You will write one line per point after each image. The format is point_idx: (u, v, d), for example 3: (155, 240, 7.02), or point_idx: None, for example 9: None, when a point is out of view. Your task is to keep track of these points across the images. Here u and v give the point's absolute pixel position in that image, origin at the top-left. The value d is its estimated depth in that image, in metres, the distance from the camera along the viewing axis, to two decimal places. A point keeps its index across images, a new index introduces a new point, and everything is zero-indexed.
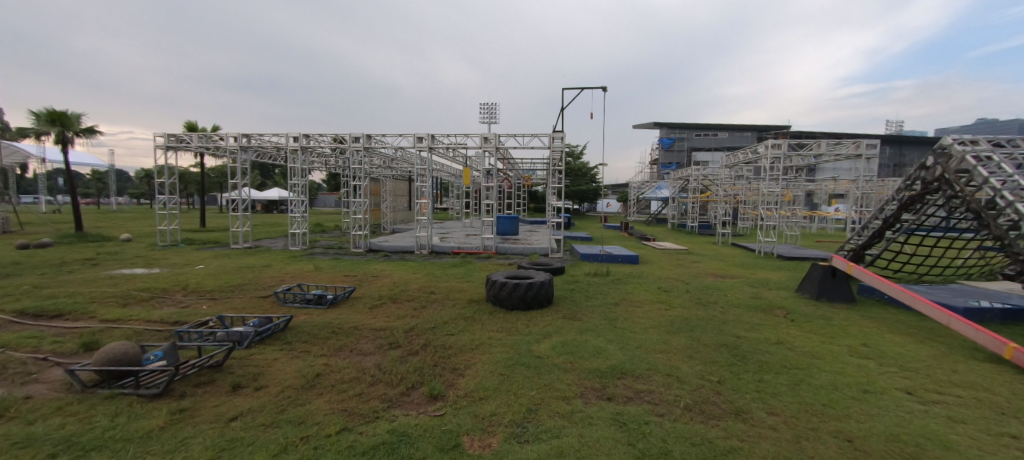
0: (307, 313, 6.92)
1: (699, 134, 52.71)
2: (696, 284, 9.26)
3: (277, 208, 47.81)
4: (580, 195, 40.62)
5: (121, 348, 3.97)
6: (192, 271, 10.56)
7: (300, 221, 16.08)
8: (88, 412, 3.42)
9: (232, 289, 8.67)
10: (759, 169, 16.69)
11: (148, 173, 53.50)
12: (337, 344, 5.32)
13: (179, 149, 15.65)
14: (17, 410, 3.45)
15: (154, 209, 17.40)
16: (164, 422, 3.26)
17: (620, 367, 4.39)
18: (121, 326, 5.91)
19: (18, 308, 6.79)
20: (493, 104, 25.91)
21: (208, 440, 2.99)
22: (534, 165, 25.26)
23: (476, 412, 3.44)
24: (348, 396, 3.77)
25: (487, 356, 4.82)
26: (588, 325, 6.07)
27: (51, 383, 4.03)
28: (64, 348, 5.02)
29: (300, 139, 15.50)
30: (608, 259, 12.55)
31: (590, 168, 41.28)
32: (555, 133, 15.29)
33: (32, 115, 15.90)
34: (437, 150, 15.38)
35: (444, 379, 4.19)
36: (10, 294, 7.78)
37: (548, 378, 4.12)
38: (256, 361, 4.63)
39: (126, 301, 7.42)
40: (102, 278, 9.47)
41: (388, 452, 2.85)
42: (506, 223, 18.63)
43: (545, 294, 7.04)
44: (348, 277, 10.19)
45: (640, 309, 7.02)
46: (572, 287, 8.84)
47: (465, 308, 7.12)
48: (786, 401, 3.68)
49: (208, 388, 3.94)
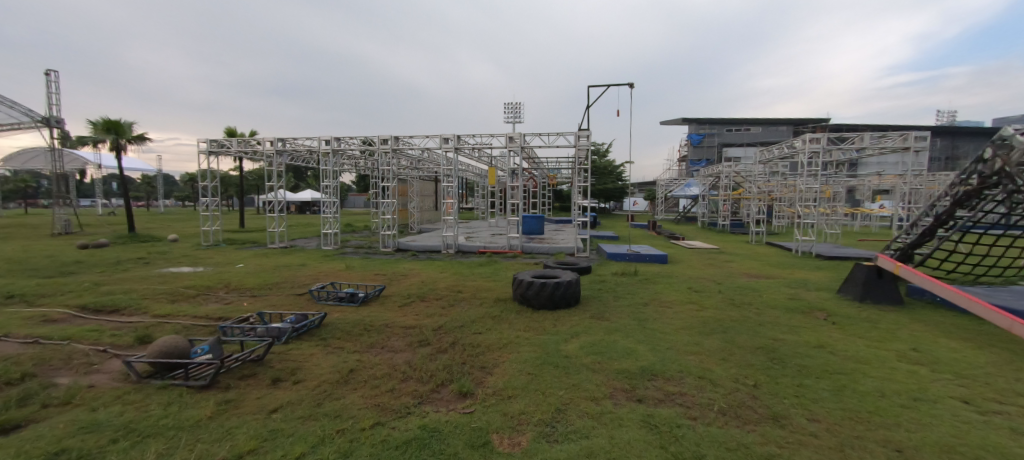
0: (339, 311, 7.14)
1: (730, 129, 51.00)
2: (729, 284, 8.98)
3: (310, 209, 49.47)
4: (606, 194, 40.17)
5: (172, 342, 4.24)
6: (233, 270, 11.08)
7: (332, 222, 16.61)
8: (144, 401, 3.67)
9: (269, 287, 9.05)
10: (796, 165, 15.94)
11: (192, 177, 56.97)
12: (370, 340, 5.48)
13: (220, 154, 16.45)
14: (83, 397, 3.75)
15: (198, 210, 18.36)
16: (211, 412, 3.44)
17: (650, 369, 4.31)
18: (170, 321, 6.29)
19: (82, 303, 7.34)
20: (517, 104, 25.91)
21: (252, 430, 3.14)
22: (558, 163, 24.96)
23: (505, 410, 3.46)
24: (380, 392, 3.88)
25: (516, 355, 4.84)
26: (616, 325, 5.99)
27: (111, 373, 4.34)
28: (121, 341, 5.40)
29: (331, 142, 16.06)
30: (636, 258, 12.31)
31: (615, 167, 40.67)
32: (581, 131, 15.14)
33: (91, 124, 17.10)
34: (463, 150, 15.52)
35: (473, 376, 4.24)
36: (73, 290, 8.42)
37: (576, 378, 4.09)
38: (294, 356, 4.83)
39: (175, 297, 7.89)
40: (153, 276, 10.11)
41: (420, 448, 2.90)
42: (531, 222, 18.58)
43: (572, 294, 7.01)
44: (378, 276, 10.44)
45: (671, 309, 6.88)
46: (599, 286, 8.76)
47: (493, 307, 7.17)
48: (829, 407, 3.51)
49: (250, 381, 4.14)
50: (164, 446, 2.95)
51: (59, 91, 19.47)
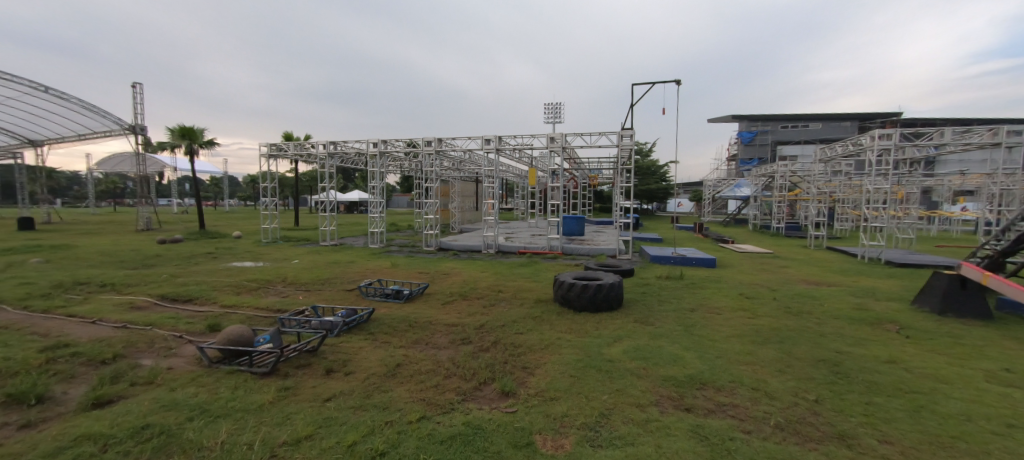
0: (386, 307, 7.40)
1: (785, 126, 47.93)
2: (785, 291, 8.42)
3: (358, 208, 51.81)
4: (649, 194, 39.03)
5: (238, 331, 4.60)
6: (289, 265, 11.81)
7: (378, 221, 17.32)
8: (215, 384, 4.00)
9: (321, 282, 9.56)
10: (862, 163, 14.66)
11: (253, 179, 61.48)
12: (415, 337, 5.65)
13: (279, 157, 17.61)
14: (164, 378, 4.14)
15: (259, 210, 19.75)
16: (273, 398, 3.69)
17: (699, 377, 4.14)
18: (236, 311, 6.82)
19: (162, 292, 8.12)
20: (557, 104, 25.72)
21: (309, 417, 3.34)
22: (600, 163, 24.51)
23: (548, 411, 3.45)
24: (425, 387, 3.98)
25: (558, 357, 4.81)
26: (662, 330, 5.80)
27: (187, 357, 4.78)
28: (194, 328, 5.92)
29: (378, 144, 16.74)
30: (683, 261, 11.84)
31: (659, 167, 39.41)
32: (623, 130, 14.79)
33: (169, 131, 18.89)
34: (504, 151, 15.63)
35: (515, 376, 4.25)
36: (154, 280, 9.34)
37: (620, 383, 4.00)
38: (345, 349, 5.08)
39: (240, 290, 8.55)
40: (221, 269, 11.00)
41: (464, 444, 2.95)
42: (571, 223, 18.40)
43: (615, 296, 6.86)
44: (421, 274, 10.74)
45: (720, 316, 6.55)
46: (643, 289, 8.52)
47: (534, 307, 7.17)
48: (904, 429, 3.21)
49: (307, 370, 4.40)
50: (233, 427, 3.19)
51: (142, 102, 21.61)
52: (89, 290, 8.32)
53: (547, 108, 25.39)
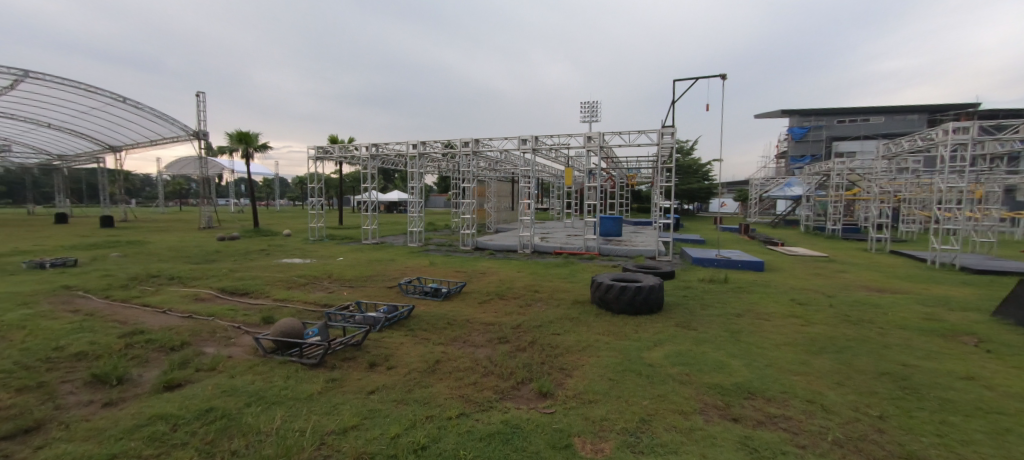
0: (425, 304, 7.59)
1: (842, 121, 44.68)
2: (842, 298, 7.85)
3: (398, 208, 53.44)
4: (690, 194, 37.64)
5: (290, 324, 4.87)
6: (334, 262, 12.37)
7: (417, 220, 17.79)
8: (270, 373, 4.25)
9: (364, 279, 9.93)
10: (933, 160, 13.39)
11: (301, 180, 64.94)
12: (453, 334, 5.76)
13: (325, 159, 18.49)
14: (225, 365, 4.46)
15: (307, 209, 20.83)
16: (322, 388, 3.87)
17: (747, 386, 3.94)
18: (287, 305, 7.24)
19: (223, 286, 8.75)
20: (594, 102, 25.34)
21: (354, 408, 3.48)
22: (638, 163, 23.92)
23: (586, 414, 3.41)
24: (464, 384, 4.05)
25: (596, 359, 4.74)
26: (706, 335, 5.58)
27: (245, 346, 5.12)
28: (251, 319, 6.34)
29: (418, 146, 17.19)
30: (727, 264, 11.32)
31: (702, 166, 37.92)
32: (664, 128, 14.34)
33: (228, 136, 20.30)
34: (541, 151, 15.59)
35: (552, 377, 4.23)
36: (215, 274, 10.09)
37: (661, 388, 3.88)
38: (386, 344, 5.26)
39: (290, 284, 9.06)
40: (273, 265, 11.71)
41: (503, 442, 2.97)
42: (608, 223, 18.07)
43: (655, 299, 6.67)
44: (458, 273, 10.92)
45: (770, 322, 6.21)
46: (684, 292, 8.22)
47: (571, 308, 7.11)
48: (986, 454, 2.90)
49: (352, 363, 4.58)
50: (288, 413, 3.39)
51: (205, 109, 23.36)
52: (160, 282, 9.10)
53: (583, 107, 25.09)
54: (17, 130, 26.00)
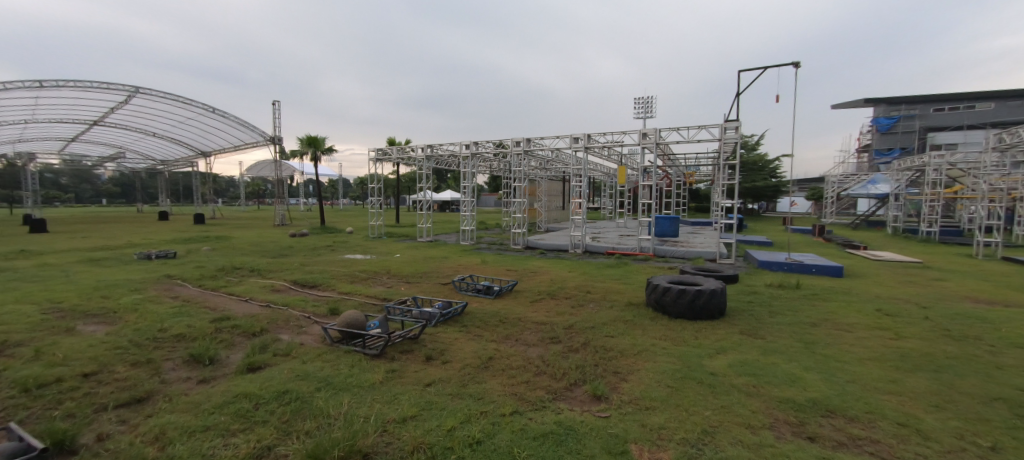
0: (478, 302, 7.73)
1: (939, 109, 39.53)
2: (941, 310, 6.93)
3: (450, 207, 54.96)
4: (755, 193, 35.13)
5: (354, 316, 5.18)
6: (392, 259, 12.96)
7: (469, 219, 18.18)
8: (337, 361, 4.55)
9: (419, 275, 10.33)
10: None
11: (363, 181, 68.89)
12: (506, 332, 5.82)
13: (384, 161, 19.44)
14: (297, 352, 4.84)
15: (368, 208, 22.02)
16: (382, 378, 4.08)
17: (824, 402, 3.60)
18: (351, 297, 7.72)
19: (295, 278, 9.49)
20: (649, 98, 24.43)
21: (413, 398, 3.62)
22: (698, 160, 22.68)
23: (643, 421, 3.30)
24: (517, 382, 4.07)
25: (652, 364, 4.56)
26: (775, 345, 5.17)
27: (314, 335, 5.53)
28: (319, 310, 6.83)
29: (470, 146, 17.54)
30: (798, 269, 10.41)
31: (769, 162, 35.24)
32: (726, 123, 13.48)
33: (299, 141, 21.96)
34: (593, 149, 15.29)
35: (606, 380, 4.14)
36: (288, 267, 10.97)
37: (725, 399, 3.66)
38: (442, 338, 5.42)
39: (354, 279, 9.63)
40: (338, 260, 12.52)
41: (557, 443, 2.95)
42: (664, 223, 17.35)
43: (717, 304, 6.30)
44: (510, 271, 11.02)
45: (851, 334, 5.63)
46: (749, 298, 7.69)
47: (625, 311, 6.91)
48: None
49: (410, 356, 4.78)
50: (353, 400, 3.60)
51: (280, 116, 25.51)
52: (242, 274, 10.06)
53: (638, 103, 24.28)
54: (130, 139, 29.97)
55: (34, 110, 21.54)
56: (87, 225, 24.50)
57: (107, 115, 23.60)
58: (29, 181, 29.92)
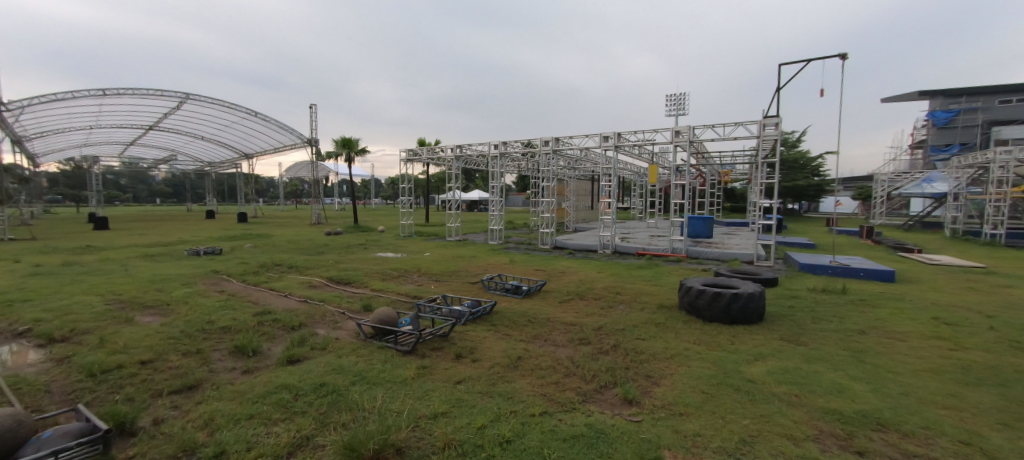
0: (506, 301, 7.76)
1: (1006, 101, 36.38)
2: (1009, 319, 6.37)
3: (479, 207, 55.44)
4: (796, 192, 33.46)
5: (387, 313, 5.30)
6: (422, 257, 13.20)
7: (498, 219, 18.28)
8: (370, 356, 4.68)
9: (449, 274, 10.47)
10: None
11: (394, 181, 70.47)
12: (534, 332, 5.81)
13: (415, 162, 19.83)
14: (334, 346, 5.01)
15: (399, 208, 22.53)
16: (414, 374, 4.16)
17: (874, 415, 3.39)
18: (382, 295, 7.92)
19: (331, 275, 9.84)
20: (682, 94, 23.75)
21: (443, 396, 3.67)
22: (734, 158, 21.84)
23: (677, 427, 3.20)
24: (546, 382, 4.06)
25: (686, 369, 4.43)
26: (819, 353, 4.91)
27: (349, 331, 5.71)
28: (353, 306, 7.05)
29: (499, 146, 17.61)
30: (844, 272, 9.85)
31: (811, 160, 33.49)
32: (766, 119, 12.91)
33: (334, 143, 22.74)
34: (623, 148, 15.02)
35: (638, 384, 4.05)
36: (324, 264, 11.36)
37: (765, 408, 3.50)
38: (471, 337, 5.47)
39: (386, 277, 9.87)
40: (370, 258, 12.88)
41: (588, 445, 2.92)
42: (697, 223, 16.82)
43: (755, 308, 6.04)
44: (538, 271, 10.99)
45: (904, 343, 5.26)
46: (790, 302, 7.34)
47: (656, 313, 6.75)
48: None
49: (440, 353, 4.85)
50: (386, 394, 3.70)
51: (316, 119, 26.50)
52: (282, 270, 10.52)
53: (671, 100, 23.65)
54: (181, 143, 31.93)
55: (98, 116, 23.31)
56: (143, 223, 26.31)
57: (161, 120, 25.25)
58: (94, 183, 32.43)
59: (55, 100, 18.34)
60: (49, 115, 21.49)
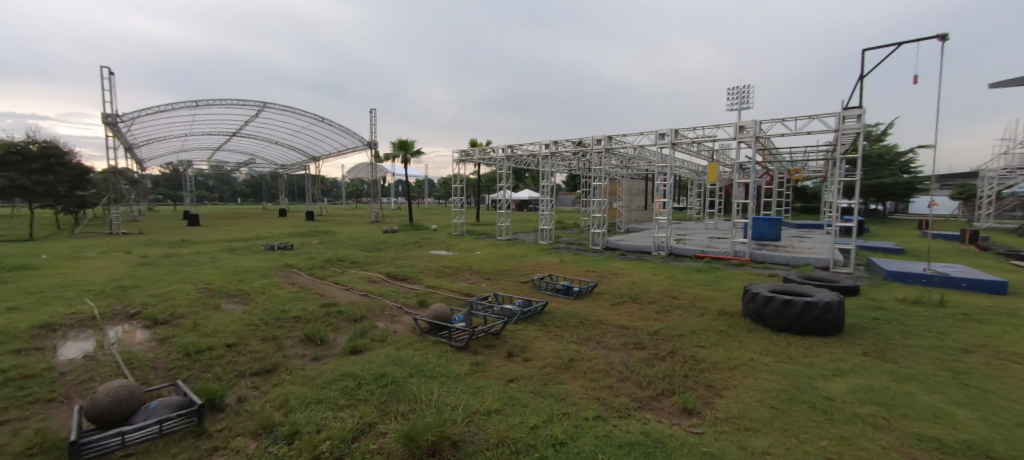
0: (557, 301, 7.70)
1: None
2: None
3: (528, 206, 55.52)
4: (880, 191, 30.11)
5: (441, 309, 5.45)
6: (474, 256, 13.48)
7: (548, 218, 18.21)
8: (426, 351, 4.84)
9: (500, 273, 10.59)
10: None
11: (447, 181, 72.55)
12: (586, 334, 5.71)
13: (467, 162, 20.27)
14: (392, 339, 5.24)
15: (451, 207, 23.16)
16: (468, 370, 4.25)
17: (982, 446, 2.96)
18: (436, 291, 8.18)
19: (388, 271, 10.32)
20: (746, 87, 22.25)
21: (496, 393, 3.71)
22: (806, 155, 20.08)
23: (743, 442, 3.00)
24: (600, 386, 3.97)
25: (751, 380, 4.14)
26: (910, 371, 4.38)
27: (406, 325, 5.95)
28: (409, 302, 7.33)
29: (550, 146, 17.50)
30: (941, 282, 8.71)
31: (900, 155, 29.99)
32: (845, 111, 11.73)
33: (392, 145, 23.84)
34: (681, 146, 14.33)
35: (698, 394, 3.85)
36: (382, 261, 11.94)
37: (846, 430, 3.18)
38: (523, 336, 5.49)
39: (439, 274, 10.18)
40: (424, 256, 13.35)
41: (644, 454, 2.81)
42: (764, 225, 15.67)
43: (832, 319, 5.51)
44: (589, 272, 10.80)
45: (1021, 366, 4.54)
46: (874, 314, 6.62)
47: (717, 320, 6.37)
48: None
49: (492, 351, 4.91)
50: (441, 389, 3.80)
51: (375, 123, 27.94)
52: (344, 265, 11.20)
53: (733, 94, 22.24)
54: (259, 147, 35.04)
55: (192, 125, 26.20)
56: (228, 220, 29.22)
57: (242, 127, 27.88)
58: (188, 184, 36.51)
59: (158, 111, 20.85)
60: (153, 125, 24.48)
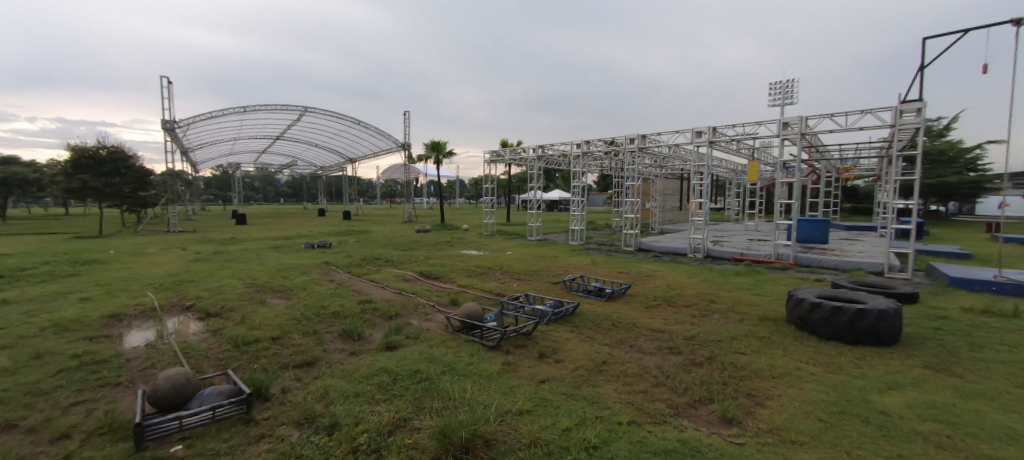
0: (589, 303, 7.60)
1: None
2: None
3: (559, 207, 55.06)
4: (943, 190, 27.81)
5: (473, 309, 5.51)
6: (504, 256, 13.54)
7: (579, 219, 18.03)
8: (459, 349, 4.90)
9: (530, 273, 10.57)
10: None
11: (478, 182, 73.25)
12: (619, 337, 5.60)
13: (498, 162, 20.37)
14: (425, 337, 5.34)
15: (482, 207, 23.36)
16: (500, 370, 4.27)
17: None
18: (468, 290, 8.27)
19: (421, 270, 10.53)
20: (791, 81, 21.17)
21: (528, 393, 3.71)
22: (858, 152, 18.85)
23: (787, 455, 2.86)
24: (634, 390, 3.89)
25: (796, 390, 3.94)
26: (978, 387, 4.02)
27: (438, 323, 6.06)
28: (441, 300, 7.44)
29: (582, 146, 17.30)
30: (1015, 290, 7.95)
31: (965, 152, 27.59)
32: (903, 104, 10.93)
33: (426, 147, 24.33)
34: (719, 144, 13.81)
35: (737, 402, 3.70)
36: (415, 260, 12.19)
37: (904, 448, 2.95)
38: (554, 337, 5.45)
39: (470, 274, 10.28)
40: (456, 255, 13.52)
41: None
42: (809, 226, 14.85)
43: (887, 328, 5.15)
44: (622, 274, 10.59)
45: None
46: (935, 323, 6.12)
47: (759, 326, 6.10)
48: None
49: (523, 351, 4.91)
50: (473, 387, 3.83)
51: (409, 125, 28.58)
52: (379, 264, 11.53)
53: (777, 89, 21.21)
54: (301, 150, 36.67)
55: (241, 129, 27.76)
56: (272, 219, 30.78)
57: (286, 131, 29.26)
58: (237, 185, 38.69)
59: (211, 117, 22.23)
60: (207, 130, 26.12)
